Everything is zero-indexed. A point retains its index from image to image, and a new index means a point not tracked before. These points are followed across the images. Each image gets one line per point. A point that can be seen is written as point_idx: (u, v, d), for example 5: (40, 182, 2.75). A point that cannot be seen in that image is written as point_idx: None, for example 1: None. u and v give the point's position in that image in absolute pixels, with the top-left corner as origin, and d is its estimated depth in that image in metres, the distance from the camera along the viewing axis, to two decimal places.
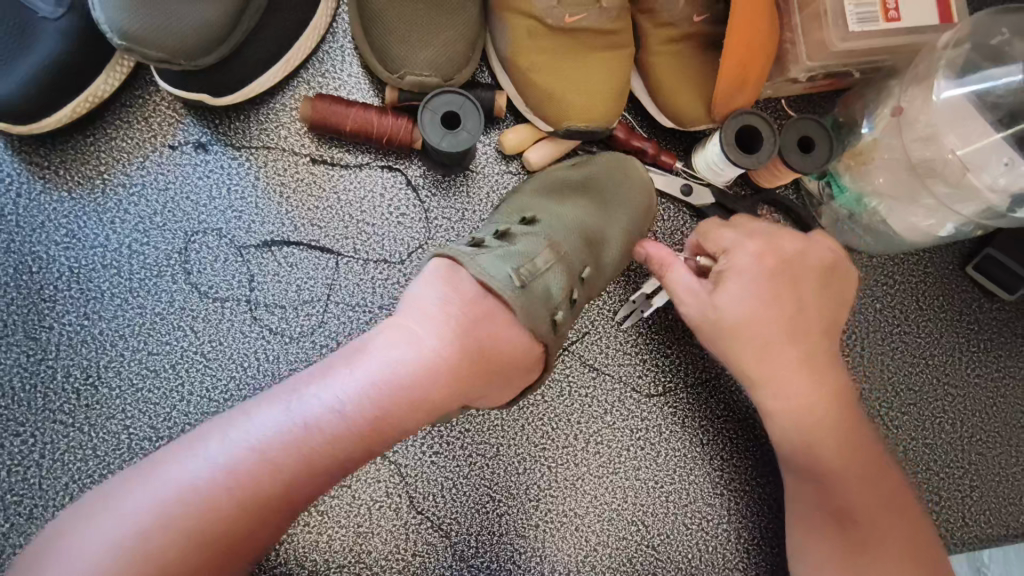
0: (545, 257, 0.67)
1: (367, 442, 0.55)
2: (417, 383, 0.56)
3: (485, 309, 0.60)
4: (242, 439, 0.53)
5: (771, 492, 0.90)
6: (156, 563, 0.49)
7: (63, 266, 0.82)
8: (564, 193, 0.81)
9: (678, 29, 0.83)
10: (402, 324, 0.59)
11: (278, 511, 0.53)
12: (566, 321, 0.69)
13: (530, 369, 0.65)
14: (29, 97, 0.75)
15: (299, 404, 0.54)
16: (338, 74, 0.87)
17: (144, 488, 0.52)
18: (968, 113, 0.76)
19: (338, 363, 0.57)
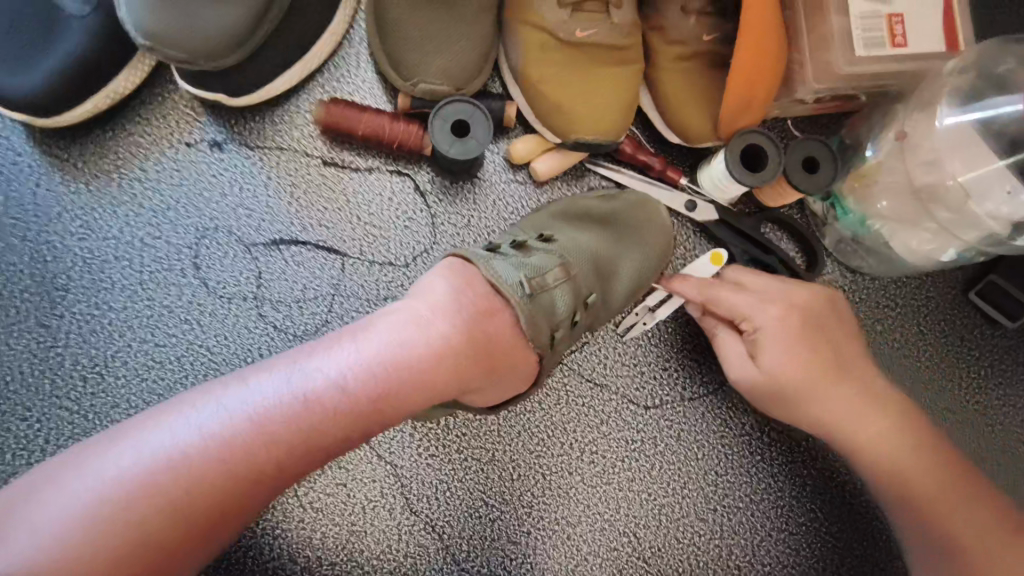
0: (556, 273, 0.68)
1: (361, 425, 0.56)
2: (415, 367, 0.57)
3: (489, 305, 0.61)
4: (237, 408, 0.54)
5: (764, 509, 0.90)
6: (142, 513, 0.51)
7: (77, 256, 0.84)
8: (584, 223, 0.82)
9: (687, 47, 0.84)
10: (404, 308, 0.60)
11: (265, 483, 0.54)
12: (563, 340, 0.69)
13: (523, 371, 0.65)
14: (52, 91, 0.77)
15: (301, 377, 0.56)
16: (352, 79, 0.89)
17: (141, 439, 0.53)
18: (971, 140, 0.77)
19: (339, 340, 0.58)
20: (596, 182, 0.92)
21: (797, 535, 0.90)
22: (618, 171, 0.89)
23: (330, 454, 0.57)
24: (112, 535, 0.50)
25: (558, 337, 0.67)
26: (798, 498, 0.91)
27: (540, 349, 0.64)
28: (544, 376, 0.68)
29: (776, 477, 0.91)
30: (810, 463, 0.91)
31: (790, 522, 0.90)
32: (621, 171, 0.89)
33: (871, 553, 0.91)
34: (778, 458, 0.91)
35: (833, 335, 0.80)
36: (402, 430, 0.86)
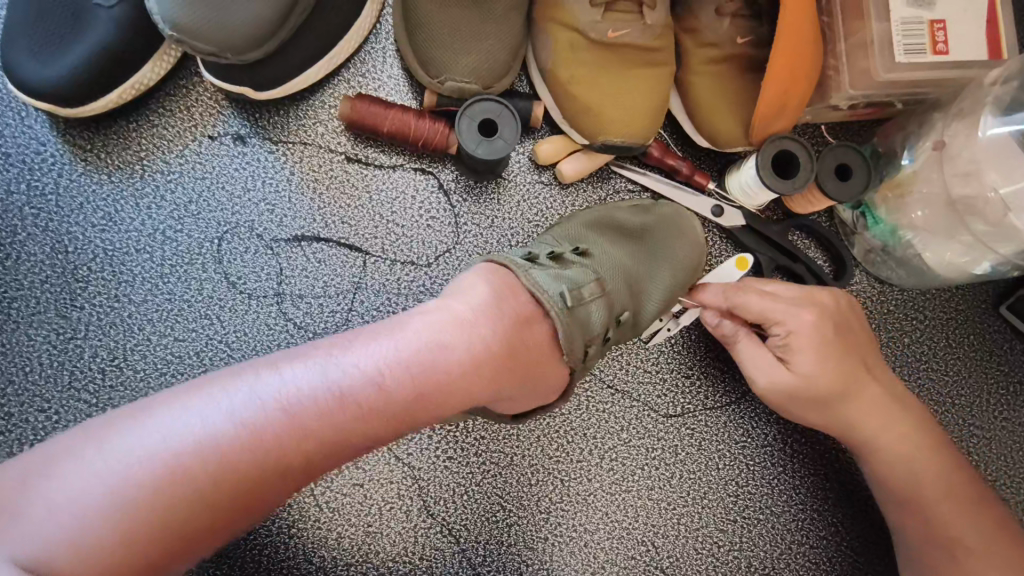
0: (592, 288, 0.66)
1: (391, 425, 0.55)
2: (450, 369, 0.56)
3: (525, 312, 0.61)
4: (270, 396, 0.53)
5: (785, 522, 0.89)
6: (166, 499, 0.49)
7: (98, 248, 0.83)
8: (616, 236, 0.81)
9: (721, 50, 0.83)
10: (444, 308, 0.59)
11: (290, 478, 0.53)
12: (596, 355, 0.68)
13: (551, 383, 0.64)
14: (78, 82, 0.76)
15: (335, 368, 0.55)
16: (378, 75, 0.88)
17: (169, 419, 0.52)
18: (1010, 150, 0.74)
19: (377, 335, 0.57)
20: (622, 185, 0.90)
21: (818, 549, 0.89)
22: (645, 174, 0.88)
23: (357, 453, 0.56)
24: (132, 518, 0.49)
25: (590, 351, 0.66)
26: (820, 512, 0.89)
27: (573, 364, 0.64)
28: (570, 390, 0.68)
29: (798, 488, 0.89)
30: (833, 477, 0.90)
31: (811, 535, 0.89)
32: (647, 175, 0.88)
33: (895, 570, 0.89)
34: (800, 470, 0.89)
35: (851, 333, 0.77)
36: (420, 431, 0.85)
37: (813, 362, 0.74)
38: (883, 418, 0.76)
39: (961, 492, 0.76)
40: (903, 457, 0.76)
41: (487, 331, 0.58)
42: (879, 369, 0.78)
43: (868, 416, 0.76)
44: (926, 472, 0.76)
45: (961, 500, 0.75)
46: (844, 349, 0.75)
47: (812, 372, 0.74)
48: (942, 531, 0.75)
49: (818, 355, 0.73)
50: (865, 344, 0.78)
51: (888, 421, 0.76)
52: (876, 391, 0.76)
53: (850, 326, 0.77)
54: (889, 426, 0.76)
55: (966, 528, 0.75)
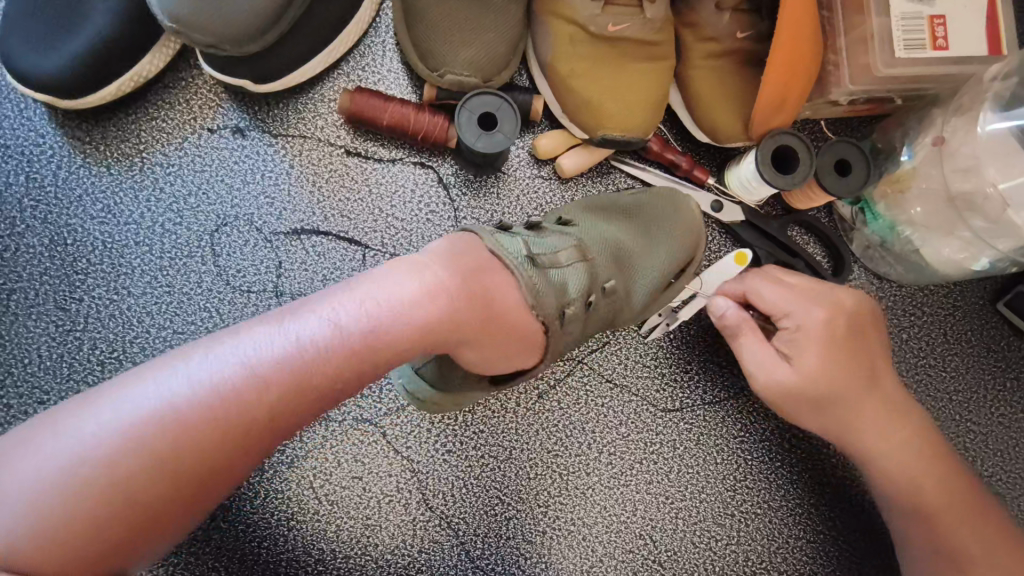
0: (568, 252, 0.66)
1: (352, 377, 0.54)
2: (412, 327, 0.55)
3: (487, 268, 0.58)
4: (228, 363, 0.52)
5: (782, 516, 0.89)
6: (129, 470, 0.49)
7: (97, 240, 0.83)
8: (609, 213, 0.81)
9: (721, 44, 0.83)
10: (406, 267, 0.57)
11: (255, 442, 0.52)
12: (577, 321, 0.65)
13: (526, 343, 0.60)
14: (77, 73, 0.76)
15: (292, 327, 0.53)
16: (378, 69, 0.88)
17: (128, 392, 0.51)
18: (1011, 146, 0.75)
19: (335, 295, 0.56)
20: (621, 180, 0.90)
21: (815, 543, 0.89)
22: (644, 169, 0.88)
23: (320, 409, 0.55)
24: (100, 494, 0.48)
25: (569, 315, 0.63)
26: (817, 507, 0.89)
27: (544, 319, 0.60)
28: (551, 351, 0.62)
29: (795, 483, 0.90)
30: (830, 471, 0.90)
31: (808, 530, 0.89)
32: (646, 169, 0.88)
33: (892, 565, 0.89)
34: (797, 465, 0.90)
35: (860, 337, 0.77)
36: (419, 424, 0.85)
37: (818, 363, 0.74)
38: (885, 423, 0.76)
39: (960, 497, 0.76)
40: (904, 462, 0.75)
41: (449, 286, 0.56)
42: (884, 374, 0.77)
43: (872, 421, 0.75)
44: (929, 477, 0.75)
45: (959, 505, 0.75)
46: (850, 352, 0.75)
47: (817, 373, 0.74)
48: (945, 535, 0.74)
49: (823, 354, 0.74)
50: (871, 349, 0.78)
51: (890, 426, 0.76)
52: (877, 398, 0.76)
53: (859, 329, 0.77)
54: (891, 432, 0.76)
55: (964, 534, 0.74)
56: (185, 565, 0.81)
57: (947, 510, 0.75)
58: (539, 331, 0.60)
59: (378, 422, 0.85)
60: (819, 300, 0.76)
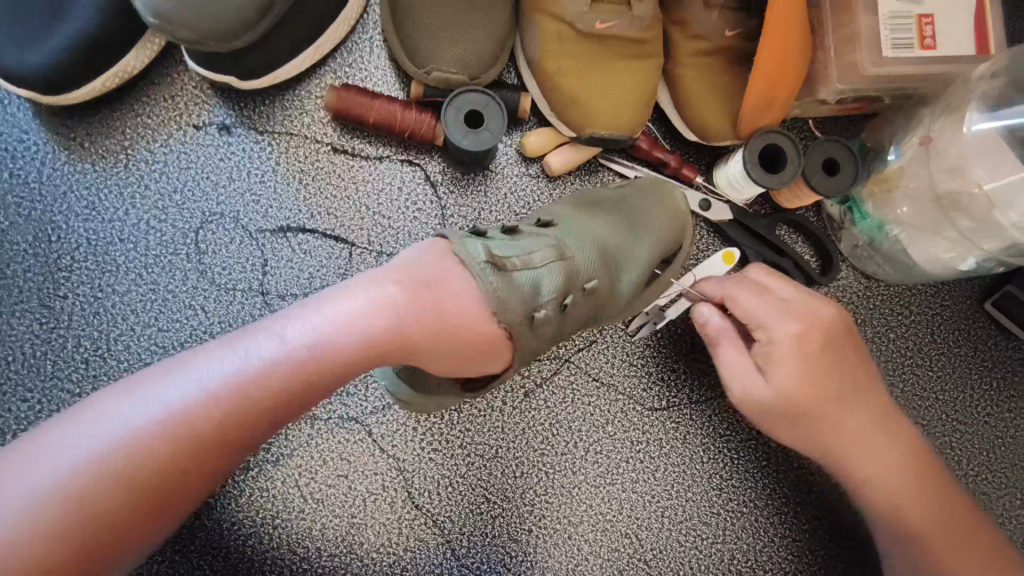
0: (543, 255, 0.64)
1: (313, 389, 0.54)
2: (365, 342, 0.54)
3: (441, 279, 0.57)
4: (180, 387, 0.52)
5: (768, 516, 0.89)
6: (91, 497, 0.49)
7: (81, 237, 0.83)
8: (594, 211, 0.78)
9: (709, 42, 0.82)
10: (358, 283, 0.57)
11: (213, 460, 0.52)
12: (548, 324, 0.63)
13: (487, 348, 0.58)
14: (59, 69, 0.76)
15: (247, 347, 0.53)
16: (365, 65, 0.87)
17: (84, 424, 0.51)
18: (996, 147, 0.75)
19: (286, 314, 0.55)
20: (609, 178, 0.90)
21: (801, 542, 0.89)
22: (632, 167, 0.88)
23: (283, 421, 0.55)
24: (61, 520, 0.48)
25: (540, 320, 0.61)
26: (803, 506, 0.90)
27: (507, 325, 0.58)
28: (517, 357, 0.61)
29: (782, 483, 0.90)
30: (816, 470, 0.90)
31: (794, 529, 0.89)
32: (634, 167, 0.88)
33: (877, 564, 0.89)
34: (784, 464, 0.90)
35: (844, 351, 0.76)
36: (405, 423, 0.85)
37: (791, 378, 0.73)
38: (872, 440, 0.75)
39: (948, 519, 0.74)
40: (888, 481, 0.75)
41: (401, 300, 0.55)
42: (872, 394, 0.77)
43: (860, 435, 0.75)
44: (915, 496, 0.74)
45: (948, 528, 0.74)
46: (830, 367, 0.74)
47: (792, 390, 0.73)
48: (933, 555, 0.73)
49: (801, 369, 0.73)
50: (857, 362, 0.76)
51: (877, 443, 0.75)
52: (863, 413, 0.75)
53: (844, 344, 0.76)
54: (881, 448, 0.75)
55: (957, 561, 0.72)
56: (169, 563, 0.81)
57: (936, 534, 0.73)
58: (500, 335, 0.58)
59: (364, 420, 0.84)
60: (795, 310, 0.75)
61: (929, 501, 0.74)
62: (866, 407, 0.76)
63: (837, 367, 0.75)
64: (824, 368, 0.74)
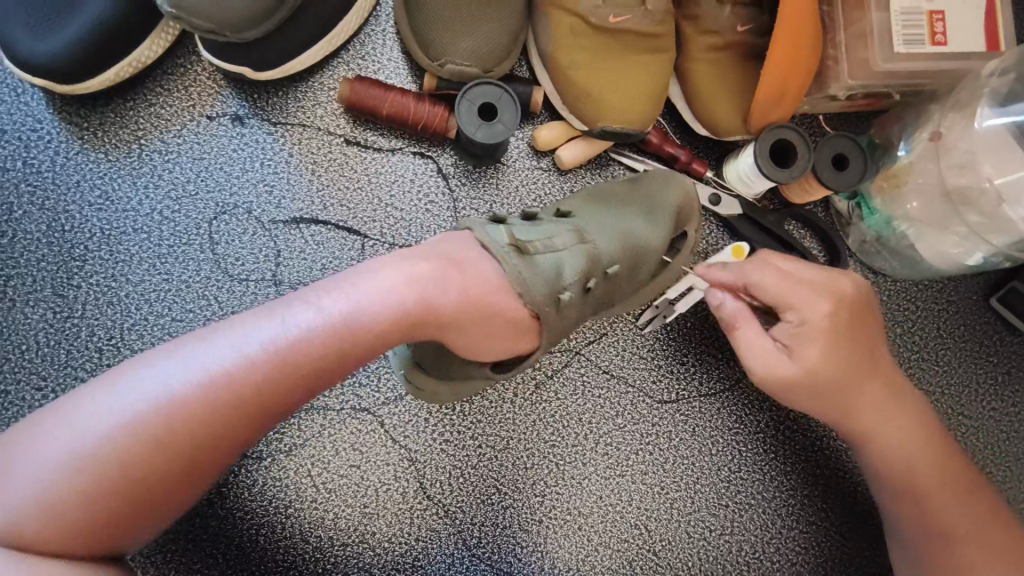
0: (562, 240, 0.67)
1: (342, 364, 0.55)
2: (395, 314, 0.55)
3: (466, 257, 0.60)
4: (218, 352, 0.52)
5: (775, 507, 0.90)
6: (125, 464, 0.50)
7: (95, 226, 0.83)
8: (609, 199, 0.80)
9: (721, 37, 0.83)
10: (390, 261, 0.58)
11: (242, 429, 0.53)
12: (571, 304, 0.66)
13: (512, 327, 0.60)
14: (75, 58, 0.76)
15: (282, 321, 0.54)
16: (378, 57, 0.87)
17: (118, 391, 0.51)
18: (1008, 142, 0.76)
19: (322, 286, 0.56)
20: (620, 172, 0.90)
21: (808, 534, 0.90)
22: (643, 161, 0.88)
23: (311, 394, 0.55)
24: (98, 483, 0.49)
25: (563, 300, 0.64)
26: (810, 499, 0.90)
27: (532, 306, 0.61)
28: (544, 336, 0.63)
29: (789, 475, 0.91)
30: (823, 463, 0.91)
31: (801, 520, 0.90)
32: (645, 162, 0.88)
33: (881, 556, 0.90)
34: (791, 456, 0.91)
35: (859, 320, 0.74)
36: (416, 413, 0.86)
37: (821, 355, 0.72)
38: (884, 407, 0.76)
39: (949, 477, 0.77)
40: (902, 449, 0.76)
41: (431, 275, 0.57)
42: (882, 358, 0.76)
43: (872, 400, 0.75)
44: (921, 458, 0.77)
45: (957, 491, 0.77)
46: (852, 340, 0.73)
47: (820, 367, 0.72)
48: (935, 512, 0.76)
49: (825, 346, 0.72)
50: (873, 330, 0.76)
51: (893, 412, 0.76)
52: (878, 384, 0.76)
53: (862, 314, 0.75)
54: (891, 412, 0.76)
55: (955, 514, 0.76)
56: (182, 552, 0.81)
57: (940, 492, 0.76)
58: (521, 315, 0.61)
59: (375, 411, 0.85)
60: (818, 288, 0.73)
61: (930, 461, 0.77)
62: (882, 377, 0.76)
63: (855, 336, 0.74)
64: (844, 338, 0.73)
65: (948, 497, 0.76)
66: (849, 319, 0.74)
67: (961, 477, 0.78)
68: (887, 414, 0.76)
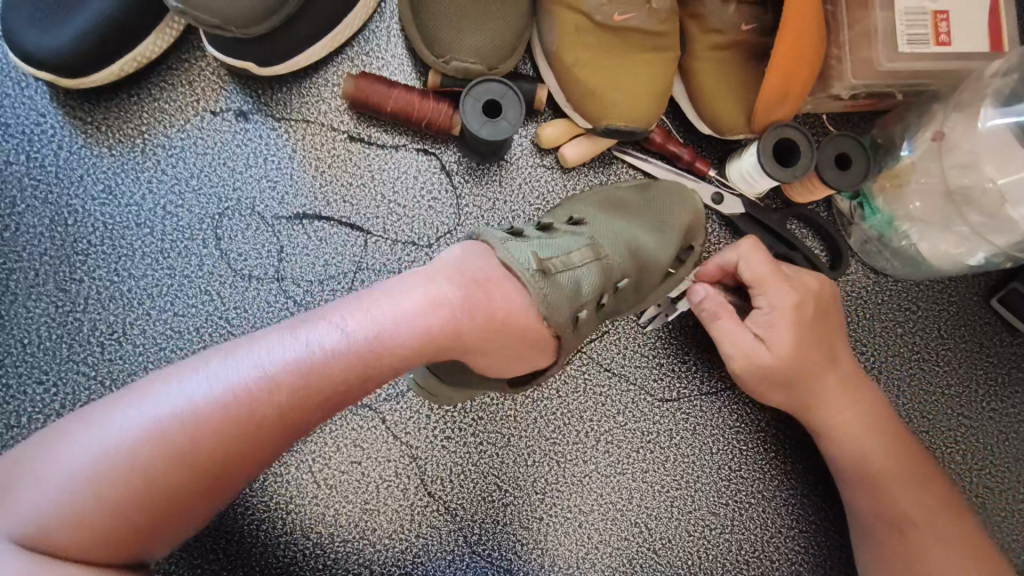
0: (581, 254, 0.66)
1: (364, 380, 0.55)
2: (419, 333, 0.56)
3: (491, 278, 0.59)
4: (242, 369, 0.53)
5: (776, 506, 0.90)
6: (152, 475, 0.50)
7: (98, 220, 0.83)
8: (620, 210, 0.81)
9: (725, 36, 0.83)
10: (413, 278, 0.58)
11: (267, 442, 0.54)
12: (586, 320, 0.66)
13: (532, 346, 0.60)
14: (79, 52, 0.76)
15: (306, 336, 0.55)
16: (382, 54, 0.88)
17: (144, 403, 0.52)
18: (1010, 142, 0.76)
19: (344, 305, 0.57)
20: (623, 170, 0.91)
21: (807, 533, 0.90)
22: (646, 160, 0.88)
23: (334, 410, 0.56)
24: (123, 492, 0.50)
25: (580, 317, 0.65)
26: (810, 498, 0.90)
27: (554, 328, 0.60)
28: (564, 352, 0.63)
29: (790, 473, 0.91)
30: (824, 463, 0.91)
31: (802, 520, 0.90)
32: (648, 161, 0.88)
33: None
34: (792, 455, 0.91)
35: (824, 315, 0.79)
36: (418, 410, 0.86)
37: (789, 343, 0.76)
38: (837, 398, 0.79)
39: (903, 464, 0.79)
40: (852, 436, 0.79)
41: (454, 295, 0.57)
42: (842, 352, 0.80)
43: (828, 392, 0.78)
44: (873, 446, 0.79)
45: (910, 480, 0.78)
46: (813, 330, 0.77)
47: (783, 351, 0.76)
48: (889, 496, 0.78)
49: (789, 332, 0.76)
50: (836, 325, 0.80)
51: (847, 403, 0.79)
52: (836, 376, 0.79)
53: (827, 310, 0.79)
54: (845, 404, 0.79)
55: (909, 497, 0.78)
56: (183, 547, 0.81)
57: (893, 476, 0.78)
58: (543, 336, 0.60)
59: (377, 407, 0.85)
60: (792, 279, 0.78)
61: (884, 450, 0.79)
62: (840, 372, 0.79)
63: (816, 327, 0.78)
64: (804, 326, 0.76)
65: (899, 483, 0.78)
66: (813, 313, 0.78)
67: (916, 468, 0.79)
68: (841, 405, 0.79)
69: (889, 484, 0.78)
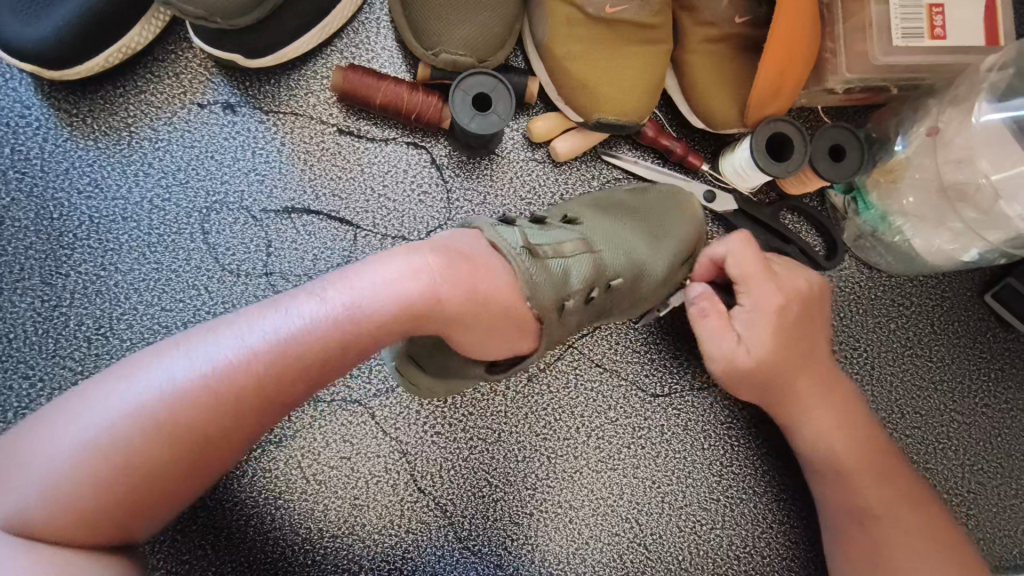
0: (573, 245, 0.65)
1: (343, 354, 0.54)
2: (398, 309, 0.54)
3: (475, 255, 0.57)
4: (223, 345, 0.52)
5: (767, 502, 0.90)
6: (131, 455, 0.50)
7: (84, 214, 0.82)
8: (615, 213, 0.80)
9: (718, 29, 0.82)
10: (396, 254, 0.57)
11: (246, 418, 0.53)
12: (575, 311, 0.64)
13: (516, 325, 0.58)
14: (62, 44, 0.75)
15: (284, 315, 0.54)
16: (371, 46, 0.87)
17: (125, 383, 0.51)
18: (1005, 138, 0.75)
19: (328, 279, 0.56)
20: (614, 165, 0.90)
21: (798, 529, 0.90)
22: (635, 162, 0.87)
23: (314, 387, 0.55)
24: (106, 474, 0.50)
25: (568, 307, 0.62)
26: (802, 495, 0.90)
27: (538, 309, 0.58)
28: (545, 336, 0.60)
29: (782, 469, 0.90)
30: None
31: (792, 516, 0.90)
32: (637, 162, 0.87)
33: None
34: (784, 451, 0.91)
35: (808, 316, 0.77)
36: (408, 405, 0.85)
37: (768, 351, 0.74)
38: (811, 395, 0.78)
39: (874, 458, 0.78)
40: (828, 431, 0.78)
41: (436, 271, 0.55)
42: (820, 352, 0.78)
43: (801, 388, 0.77)
44: (845, 441, 0.78)
45: (883, 475, 0.78)
46: (796, 329, 0.76)
47: (767, 350, 0.74)
48: (858, 490, 0.77)
49: (769, 331, 0.74)
50: (818, 324, 0.79)
51: (820, 398, 0.78)
52: (810, 374, 0.77)
53: (810, 310, 0.77)
54: (819, 401, 0.78)
55: (879, 491, 0.77)
56: (171, 543, 0.81)
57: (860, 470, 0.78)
58: (527, 313, 0.58)
59: (367, 403, 0.84)
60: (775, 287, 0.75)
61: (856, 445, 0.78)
62: (815, 370, 0.78)
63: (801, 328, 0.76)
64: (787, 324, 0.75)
65: (870, 480, 0.78)
66: (799, 314, 0.76)
67: (889, 466, 0.79)
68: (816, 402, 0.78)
69: (858, 477, 0.78)
